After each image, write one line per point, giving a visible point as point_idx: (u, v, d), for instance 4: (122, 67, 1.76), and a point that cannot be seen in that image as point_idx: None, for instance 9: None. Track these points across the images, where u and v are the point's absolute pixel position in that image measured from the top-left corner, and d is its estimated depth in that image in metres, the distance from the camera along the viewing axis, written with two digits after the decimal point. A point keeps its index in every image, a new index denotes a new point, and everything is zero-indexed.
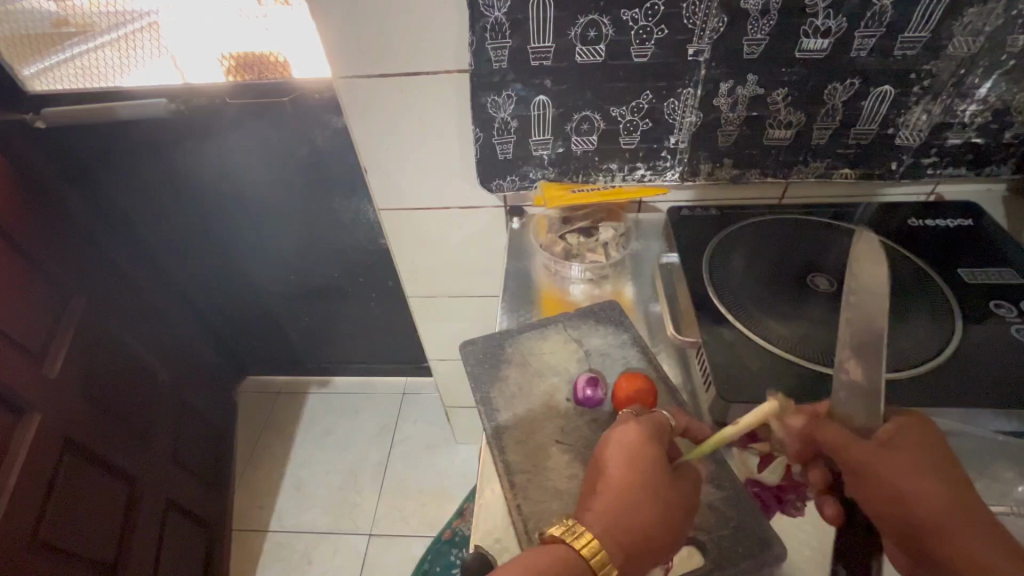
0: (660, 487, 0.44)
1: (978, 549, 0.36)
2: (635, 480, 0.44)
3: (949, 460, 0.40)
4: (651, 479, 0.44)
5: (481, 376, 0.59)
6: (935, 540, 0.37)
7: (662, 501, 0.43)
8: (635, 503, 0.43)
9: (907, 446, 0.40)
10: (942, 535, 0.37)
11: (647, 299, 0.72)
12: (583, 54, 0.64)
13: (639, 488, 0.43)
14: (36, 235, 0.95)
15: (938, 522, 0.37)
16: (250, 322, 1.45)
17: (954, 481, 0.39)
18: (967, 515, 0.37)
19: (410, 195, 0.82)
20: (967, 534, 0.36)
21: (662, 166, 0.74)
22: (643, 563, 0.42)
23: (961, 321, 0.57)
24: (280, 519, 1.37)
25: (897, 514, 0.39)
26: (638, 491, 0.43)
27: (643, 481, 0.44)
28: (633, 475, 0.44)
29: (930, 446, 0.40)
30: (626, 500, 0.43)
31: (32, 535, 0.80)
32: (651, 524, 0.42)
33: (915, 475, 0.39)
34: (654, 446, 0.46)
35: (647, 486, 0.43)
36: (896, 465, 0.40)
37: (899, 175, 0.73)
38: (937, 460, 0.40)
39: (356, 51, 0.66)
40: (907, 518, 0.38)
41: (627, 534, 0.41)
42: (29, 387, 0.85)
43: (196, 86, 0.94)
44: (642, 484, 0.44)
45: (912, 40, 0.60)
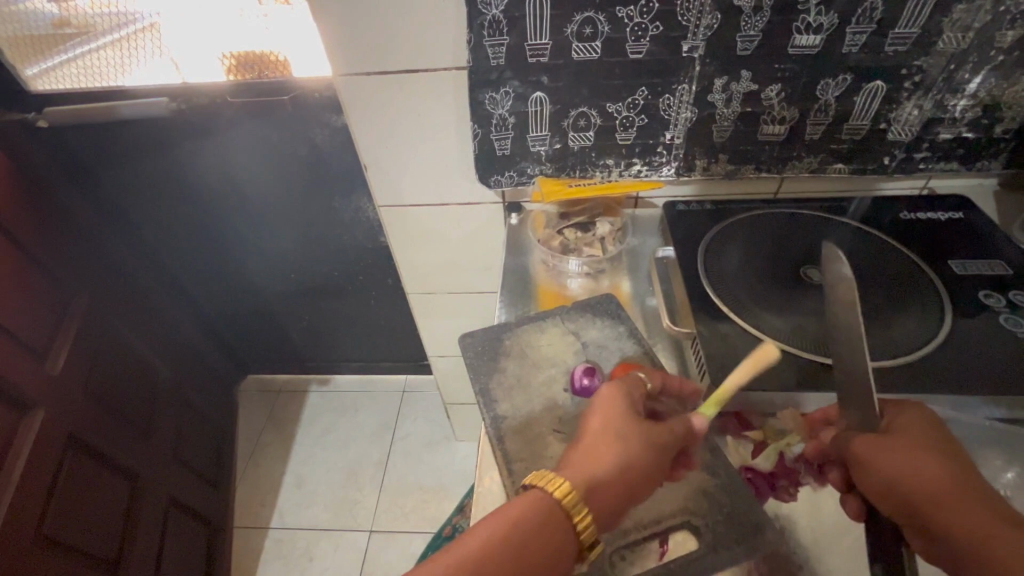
0: (636, 436, 0.45)
1: (980, 522, 0.37)
2: (612, 431, 0.46)
3: (944, 441, 0.42)
4: (627, 429, 0.46)
5: (480, 367, 0.60)
6: (943, 522, 0.38)
7: (637, 449, 0.45)
8: (613, 454, 0.44)
9: (902, 431, 0.42)
10: (948, 515, 0.38)
11: (643, 293, 0.73)
12: (579, 51, 0.65)
13: (615, 437, 0.45)
14: (39, 233, 0.96)
15: (940, 500, 0.39)
16: (250, 321, 1.45)
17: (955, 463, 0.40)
18: (972, 494, 0.39)
19: (410, 192, 0.83)
20: (967, 506, 0.38)
21: (658, 162, 0.76)
22: (619, 508, 0.43)
23: (952, 311, 0.58)
24: (281, 517, 1.38)
25: (902, 498, 0.40)
26: (615, 441, 0.45)
27: (619, 432, 0.45)
28: (609, 427, 0.46)
29: (930, 431, 0.42)
30: (603, 450, 0.44)
31: (36, 530, 0.80)
32: (626, 472, 0.44)
33: (914, 455, 0.41)
34: (628, 402, 0.48)
35: (623, 436, 0.45)
36: (896, 450, 0.41)
37: (892, 170, 0.74)
38: (938, 446, 0.41)
39: (356, 50, 0.67)
40: (910, 498, 0.40)
41: (602, 481, 0.43)
42: (32, 383, 0.86)
43: (197, 86, 0.95)
44: (619, 435, 0.45)
45: (902, 36, 0.61)
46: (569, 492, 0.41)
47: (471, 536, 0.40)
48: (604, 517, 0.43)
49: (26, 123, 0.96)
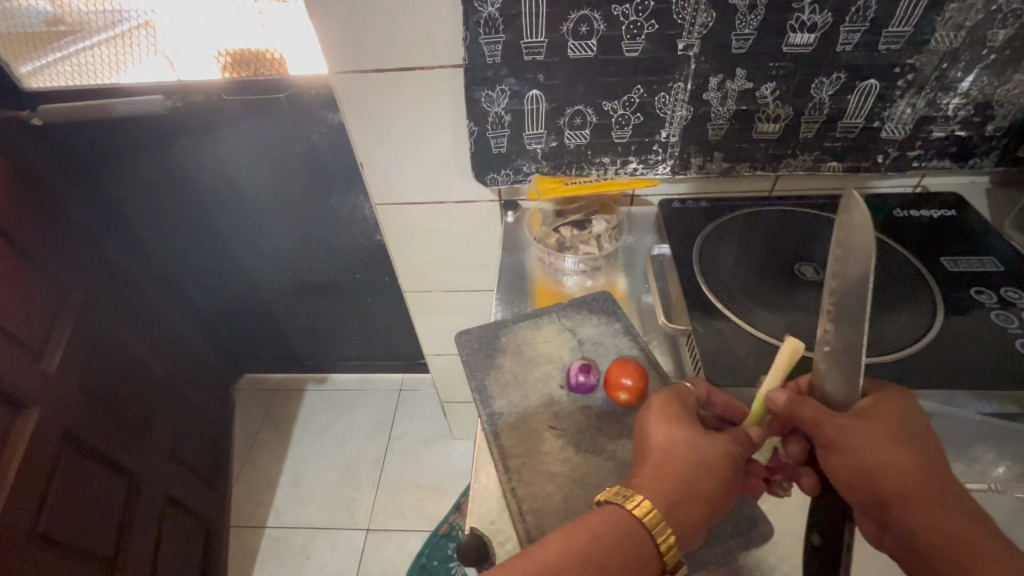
0: (704, 446, 0.45)
1: (948, 519, 0.37)
2: (672, 444, 0.45)
3: (922, 434, 0.41)
4: (693, 441, 0.45)
5: (476, 364, 0.61)
6: (909, 515, 0.38)
7: (709, 460, 0.44)
8: (683, 467, 0.44)
9: (882, 420, 0.41)
10: (915, 511, 0.38)
11: (639, 291, 0.73)
12: (575, 49, 0.65)
13: (681, 451, 0.45)
14: (35, 231, 0.96)
15: (912, 495, 0.39)
16: (247, 319, 1.45)
17: (930, 459, 0.40)
18: (941, 492, 0.39)
19: (406, 190, 0.83)
20: (937, 502, 0.38)
21: (654, 160, 0.76)
22: (698, 522, 0.43)
23: (944, 307, 0.58)
24: (278, 515, 1.38)
25: (872, 489, 0.40)
26: (684, 454, 0.44)
27: (686, 446, 0.45)
28: (673, 442, 0.45)
29: (909, 422, 0.42)
30: (673, 465, 0.44)
31: (32, 529, 0.80)
32: (702, 485, 0.43)
33: (892, 448, 0.40)
34: (682, 405, 0.48)
35: (691, 451, 0.45)
36: (871, 440, 0.41)
37: (885, 168, 0.74)
38: (915, 439, 0.41)
39: (352, 47, 0.67)
40: (881, 490, 0.39)
41: (678, 496, 0.42)
42: (29, 382, 0.86)
43: (192, 84, 0.95)
44: (687, 449, 0.45)
45: (895, 35, 0.61)
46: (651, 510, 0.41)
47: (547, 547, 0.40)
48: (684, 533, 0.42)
49: (19, 121, 0.96)
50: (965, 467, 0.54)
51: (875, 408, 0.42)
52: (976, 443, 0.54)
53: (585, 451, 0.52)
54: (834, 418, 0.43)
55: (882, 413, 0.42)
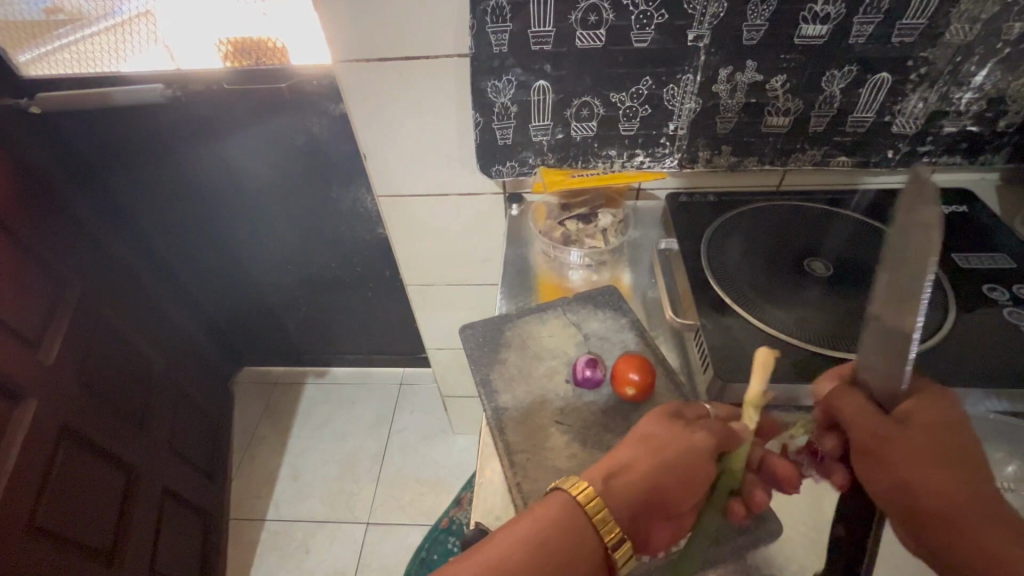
0: (681, 447, 0.43)
1: (995, 541, 0.35)
2: (649, 438, 0.44)
3: (970, 442, 0.39)
4: (671, 441, 0.44)
5: (480, 358, 0.60)
6: (952, 534, 0.37)
7: (684, 461, 0.43)
8: (652, 467, 0.42)
9: (927, 428, 0.39)
10: (959, 529, 0.36)
11: (645, 286, 0.73)
12: (583, 39, 0.64)
13: (655, 448, 0.43)
14: (32, 221, 0.94)
15: (954, 511, 0.37)
16: (247, 312, 1.44)
17: (975, 471, 0.38)
18: (990, 511, 0.36)
19: (409, 182, 0.82)
20: (984, 522, 0.36)
21: (661, 153, 0.75)
22: (657, 520, 0.43)
23: (956, 304, 0.58)
24: (276, 508, 1.38)
25: (912, 502, 0.38)
26: (654, 452, 0.43)
27: (661, 443, 0.43)
28: (652, 437, 0.44)
29: (957, 430, 0.39)
30: (640, 461, 0.43)
31: (30, 521, 0.80)
32: (667, 485, 0.42)
33: (934, 460, 0.38)
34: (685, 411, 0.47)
35: (661, 446, 0.43)
36: (910, 450, 0.39)
37: (895, 163, 0.73)
38: (960, 449, 0.38)
39: (355, 36, 0.66)
40: (920, 505, 0.38)
41: (641, 497, 0.41)
42: (25, 374, 0.85)
43: (191, 72, 0.93)
44: (660, 445, 0.43)
45: (910, 27, 0.60)
46: (597, 500, 0.40)
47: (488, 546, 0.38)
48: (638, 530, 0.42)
49: (18, 108, 0.95)
50: None
51: (915, 412, 0.40)
52: (985, 441, 0.54)
53: (591, 447, 0.52)
54: (876, 424, 0.40)
55: (925, 419, 0.39)
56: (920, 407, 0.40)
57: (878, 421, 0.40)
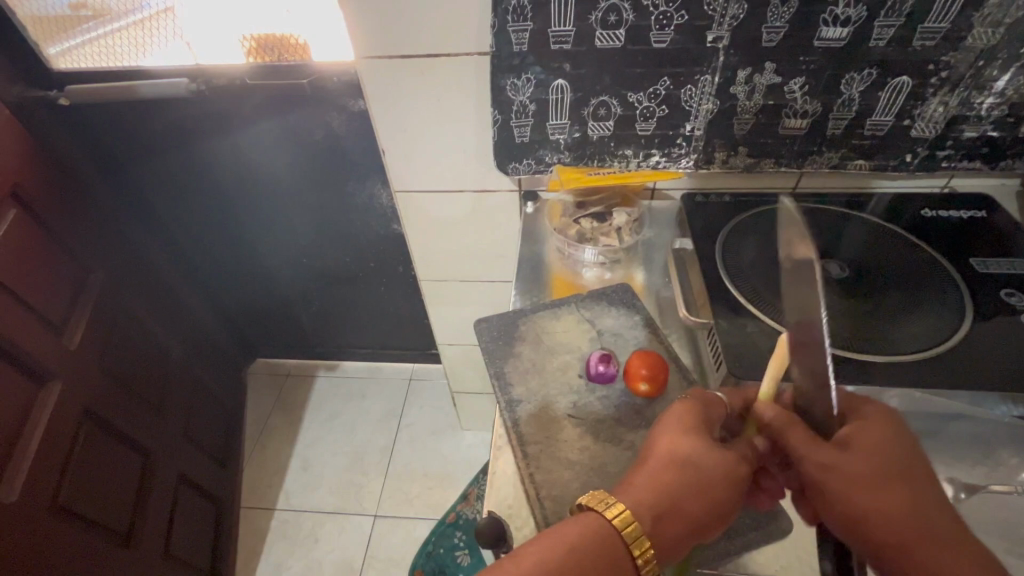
0: (708, 462, 0.44)
1: (943, 558, 0.36)
2: (675, 454, 0.44)
3: (907, 459, 0.40)
4: (698, 455, 0.44)
5: (494, 351, 0.61)
6: (905, 556, 0.38)
7: (709, 476, 0.43)
8: (669, 476, 0.43)
9: (867, 451, 0.40)
10: (910, 551, 0.37)
11: (658, 284, 0.73)
12: (603, 39, 0.65)
13: (680, 462, 0.44)
14: (59, 210, 0.97)
15: (901, 534, 0.38)
16: (261, 304, 1.46)
17: (917, 490, 0.39)
18: (932, 530, 0.38)
19: (427, 178, 0.83)
20: (932, 542, 0.37)
21: (677, 153, 0.75)
22: (688, 537, 0.43)
23: (973, 309, 0.58)
24: (287, 497, 1.40)
25: (864, 531, 0.39)
26: (679, 467, 0.43)
27: (686, 458, 0.44)
28: (668, 447, 0.45)
29: (899, 450, 0.40)
30: (665, 476, 0.43)
31: (53, 501, 0.82)
32: (685, 495, 0.43)
33: (875, 483, 0.39)
34: (701, 418, 0.47)
35: (677, 456, 0.44)
36: (851, 476, 0.40)
37: (913, 167, 0.73)
38: (900, 468, 0.40)
39: (378, 33, 0.67)
40: (870, 531, 0.39)
41: (668, 509, 0.42)
42: (49, 358, 0.87)
43: (214, 68, 0.96)
44: (685, 459, 0.44)
45: (932, 31, 0.60)
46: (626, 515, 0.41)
47: (519, 560, 0.39)
48: (670, 545, 0.42)
49: (47, 100, 0.97)
50: (989, 469, 0.53)
51: (855, 437, 0.41)
52: (999, 445, 0.53)
53: (603, 440, 0.53)
54: (818, 454, 0.41)
55: (864, 443, 0.41)
56: (860, 432, 0.41)
57: (819, 451, 0.41)
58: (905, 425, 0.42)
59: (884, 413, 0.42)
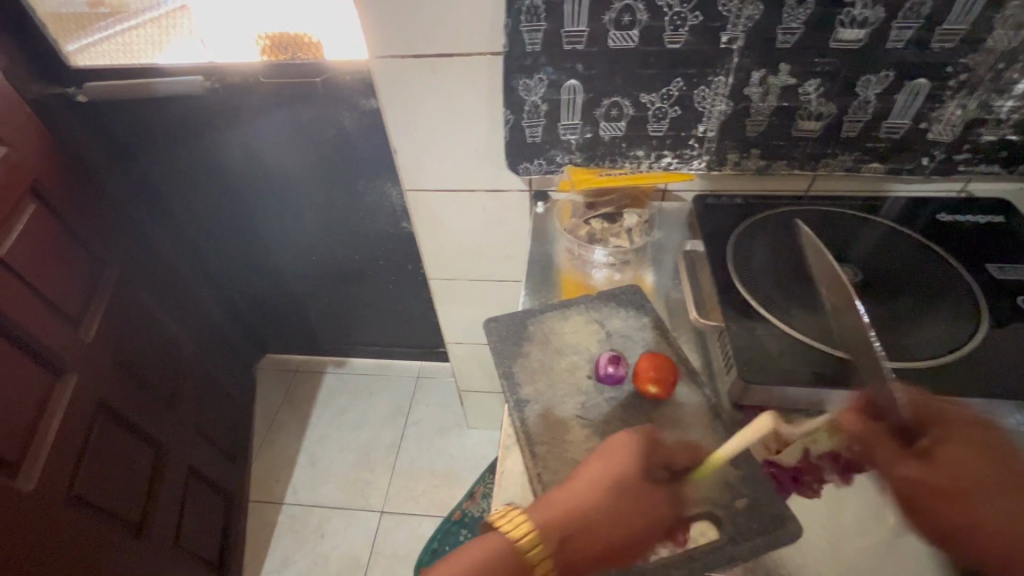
0: (636, 489, 0.45)
1: None
2: (603, 479, 0.45)
3: (1002, 468, 0.43)
4: (628, 481, 0.45)
5: (503, 351, 0.61)
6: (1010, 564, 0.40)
7: (631, 508, 0.45)
8: (584, 500, 0.45)
9: (961, 465, 0.43)
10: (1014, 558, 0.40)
11: (667, 286, 0.73)
12: (616, 39, 0.64)
13: (609, 486, 0.45)
14: (75, 205, 0.98)
15: (1003, 544, 0.41)
16: (271, 300, 1.48)
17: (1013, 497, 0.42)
18: None
19: (438, 177, 0.84)
20: None
21: (689, 155, 0.75)
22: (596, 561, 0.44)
23: (989, 316, 0.57)
24: (295, 492, 1.41)
25: (964, 541, 0.42)
26: (609, 488, 0.45)
27: (617, 482, 0.45)
28: (592, 473, 0.46)
29: (993, 460, 0.43)
30: (592, 495, 0.45)
31: (68, 491, 0.84)
32: (597, 520, 0.44)
33: (971, 496, 0.42)
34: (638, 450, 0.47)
35: (597, 481, 0.45)
36: (948, 491, 0.43)
37: (929, 171, 0.72)
38: (994, 479, 0.42)
39: (391, 32, 0.67)
40: (971, 542, 0.42)
41: (581, 527, 0.44)
42: (65, 350, 0.89)
43: (228, 65, 0.97)
44: (615, 484, 0.45)
45: (951, 32, 0.59)
46: (534, 534, 0.42)
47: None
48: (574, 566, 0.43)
49: (65, 96, 0.99)
50: None
51: (945, 451, 0.44)
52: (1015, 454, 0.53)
53: None
54: (912, 471, 0.44)
55: (956, 459, 0.43)
56: (950, 447, 0.44)
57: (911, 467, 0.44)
58: (995, 430, 0.45)
59: (974, 422, 0.45)
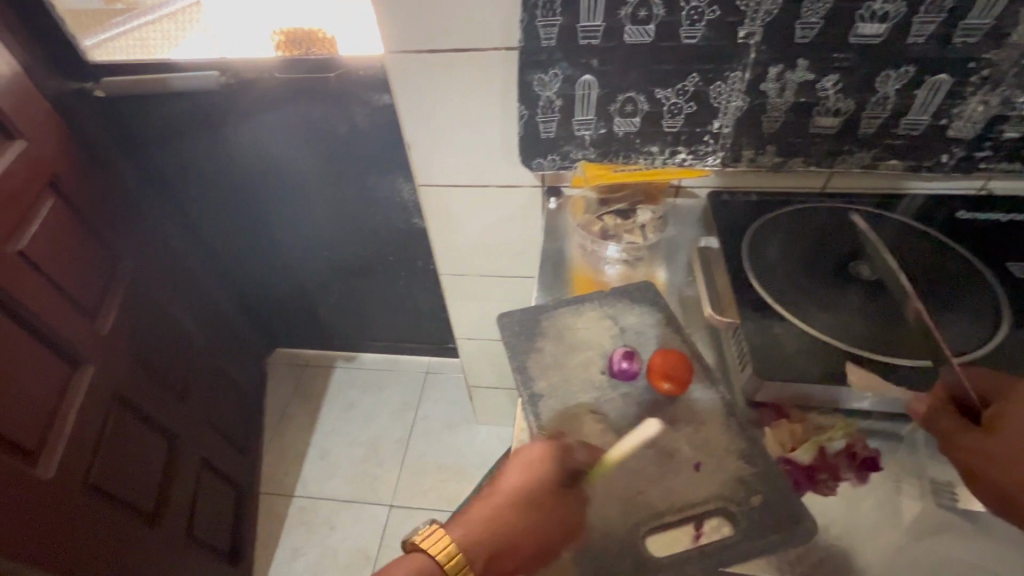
0: (549, 499, 0.49)
1: None
2: (518, 493, 0.50)
3: None
4: (540, 492, 0.50)
5: (517, 346, 0.61)
6: None
7: (543, 516, 0.49)
8: (502, 512, 0.50)
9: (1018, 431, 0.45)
10: None
11: (681, 283, 0.73)
12: (632, 34, 0.64)
13: (522, 497, 0.50)
14: (92, 199, 1.00)
15: None
16: (283, 295, 1.49)
17: None
18: None
19: (451, 172, 0.84)
20: None
21: (703, 151, 0.74)
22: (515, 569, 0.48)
23: (1010, 315, 0.56)
24: (305, 485, 1.43)
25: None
26: (521, 499, 0.50)
27: (529, 494, 0.50)
28: (507, 487, 0.51)
29: None
30: (505, 506, 0.50)
31: (85, 480, 0.85)
32: (515, 530, 0.49)
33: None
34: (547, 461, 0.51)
35: (512, 495, 0.50)
36: (1005, 454, 0.44)
37: (949, 168, 0.71)
38: None
39: (406, 28, 0.67)
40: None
41: (500, 539, 0.49)
42: (82, 341, 0.90)
43: (243, 61, 0.98)
44: (527, 496, 0.50)
45: (974, 27, 0.58)
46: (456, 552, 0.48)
47: None
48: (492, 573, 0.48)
49: (83, 91, 1.00)
50: None
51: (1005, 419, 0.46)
52: None
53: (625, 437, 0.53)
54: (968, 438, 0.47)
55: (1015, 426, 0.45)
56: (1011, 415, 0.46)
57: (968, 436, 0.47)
58: None
59: None
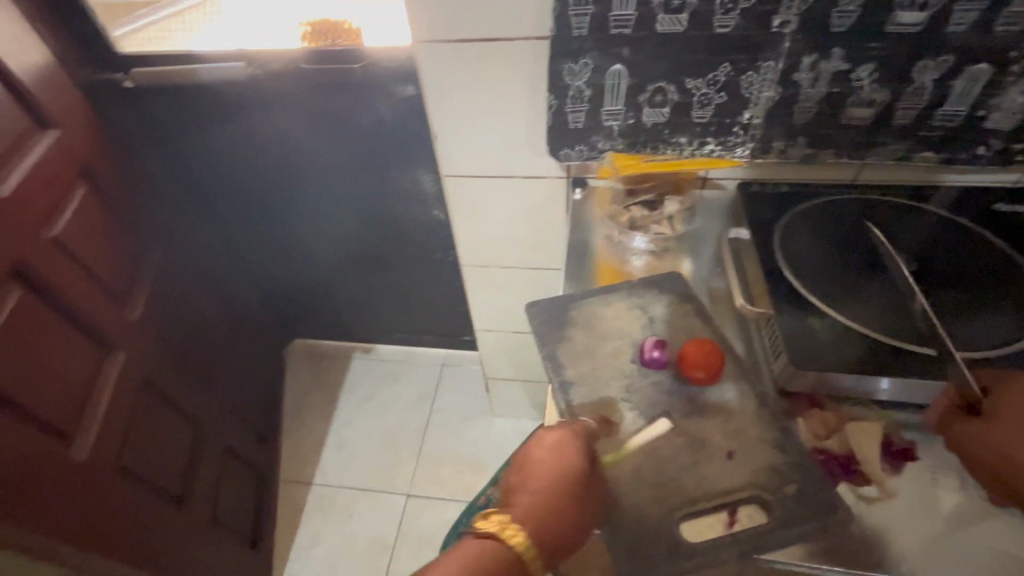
0: (585, 478, 0.50)
1: None
2: (555, 471, 0.50)
3: None
4: (572, 474, 0.50)
5: (547, 334, 0.61)
6: None
7: (579, 491, 0.49)
8: (543, 489, 0.50)
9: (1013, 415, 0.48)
10: None
11: (709, 275, 0.72)
12: (664, 23, 0.64)
13: (558, 479, 0.50)
14: (120, 188, 1.01)
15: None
16: (302, 286, 1.51)
17: None
18: None
19: (476, 163, 0.84)
20: None
21: (733, 142, 0.74)
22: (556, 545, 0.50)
23: None
24: (324, 473, 1.45)
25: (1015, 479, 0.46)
26: (557, 477, 0.50)
27: (562, 476, 0.50)
28: (543, 464, 0.51)
29: None
30: (544, 491, 0.50)
31: (115, 464, 0.87)
32: (556, 506, 0.50)
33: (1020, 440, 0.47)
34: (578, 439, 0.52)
35: (548, 472, 0.51)
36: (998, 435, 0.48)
37: (985, 160, 0.70)
38: None
39: (436, 18, 0.68)
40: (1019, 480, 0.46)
41: (544, 522, 0.50)
42: (113, 326, 0.92)
43: (269, 52, 0.99)
44: (558, 477, 0.50)
45: (1017, 15, 0.57)
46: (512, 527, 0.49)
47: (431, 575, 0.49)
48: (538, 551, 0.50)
49: (113, 82, 1.02)
50: None
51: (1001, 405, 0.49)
52: None
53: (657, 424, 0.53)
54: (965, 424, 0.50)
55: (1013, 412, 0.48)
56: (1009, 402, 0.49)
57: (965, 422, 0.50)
58: None
59: None
